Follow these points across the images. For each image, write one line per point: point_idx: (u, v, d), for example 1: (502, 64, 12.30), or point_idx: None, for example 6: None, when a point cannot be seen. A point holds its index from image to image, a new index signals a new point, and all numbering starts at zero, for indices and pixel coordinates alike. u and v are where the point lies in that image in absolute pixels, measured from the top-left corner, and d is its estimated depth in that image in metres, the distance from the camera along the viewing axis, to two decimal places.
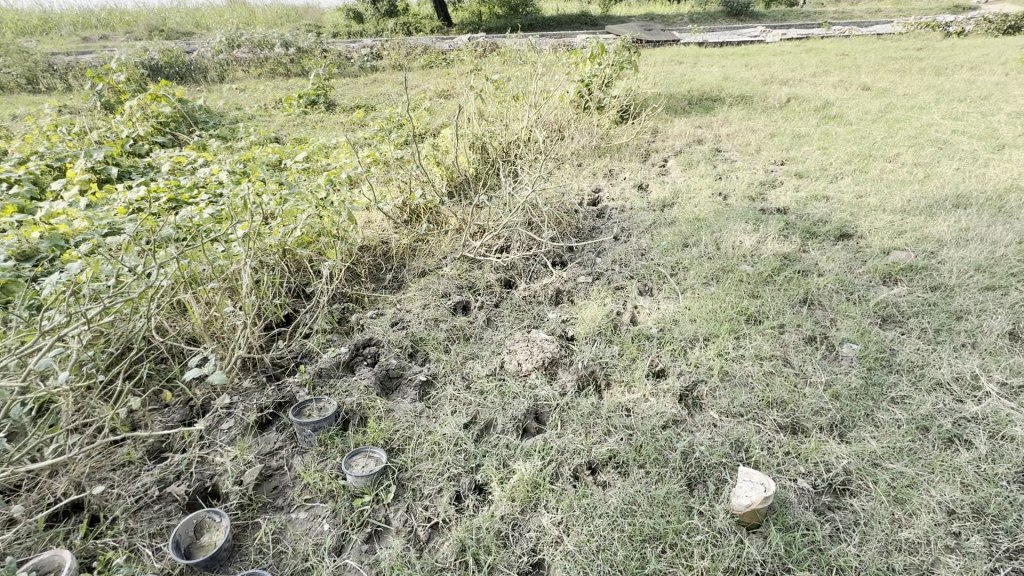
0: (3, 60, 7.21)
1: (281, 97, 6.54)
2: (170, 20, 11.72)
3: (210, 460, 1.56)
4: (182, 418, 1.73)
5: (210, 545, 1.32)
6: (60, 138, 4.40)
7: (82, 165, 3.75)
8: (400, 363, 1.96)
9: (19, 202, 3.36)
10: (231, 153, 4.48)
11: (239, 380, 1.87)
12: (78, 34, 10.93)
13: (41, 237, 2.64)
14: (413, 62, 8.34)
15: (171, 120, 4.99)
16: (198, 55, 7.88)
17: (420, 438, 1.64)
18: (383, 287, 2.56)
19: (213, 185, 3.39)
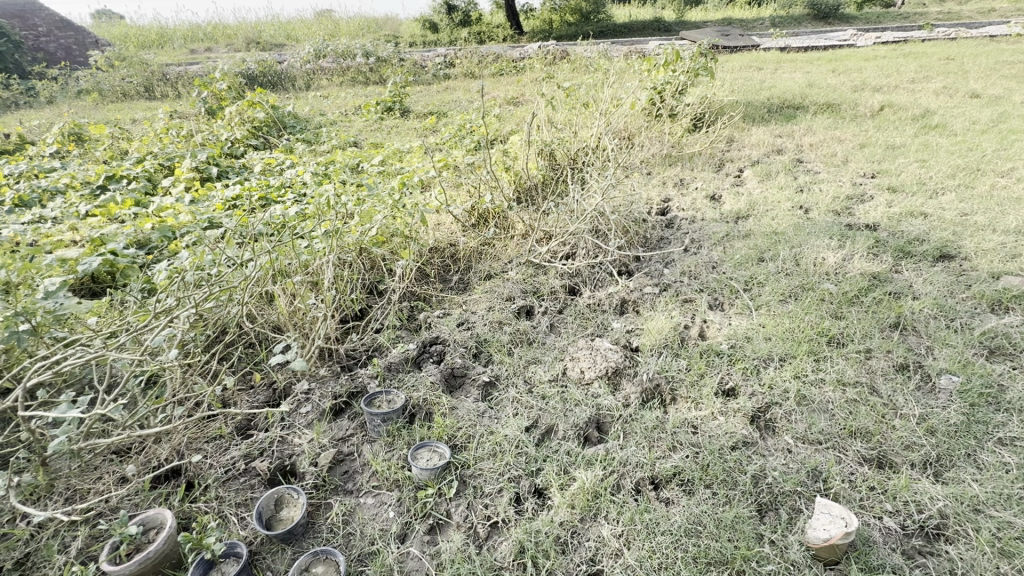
0: (127, 70, 8.14)
1: (360, 104, 6.91)
2: (265, 33, 12.74)
3: (290, 440, 1.67)
4: (266, 399, 1.86)
5: (289, 519, 1.41)
6: (171, 142, 4.92)
7: (188, 165, 4.16)
8: (465, 362, 2.01)
9: (137, 196, 3.80)
10: (314, 156, 4.79)
11: (317, 368, 1.99)
12: (187, 47, 12.13)
13: (154, 228, 2.97)
14: (484, 70, 8.54)
15: (264, 125, 5.41)
16: (289, 65, 8.51)
17: (482, 438, 1.67)
18: (450, 287, 2.64)
19: (298, 185, 3.64)
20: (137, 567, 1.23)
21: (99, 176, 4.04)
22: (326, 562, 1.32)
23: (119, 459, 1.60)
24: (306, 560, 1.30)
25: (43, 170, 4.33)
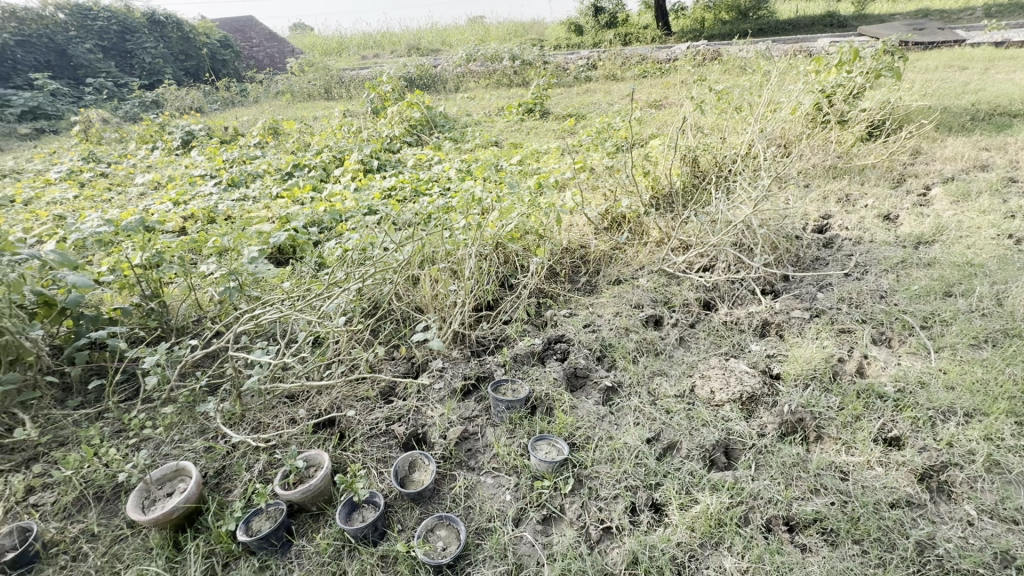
0: (313, 75, 9.51)
1: (503, 106, 7.24)
2: (423, 40, 13.95)
3: (423, 411, 1.83)
4: (405, 371, 2.06)
5: (420, 482, 1.56)
6: (343, 137, 5.64)
7: (356, 158, 4.75)
8: (588, 364, 2.01)
9: (314, 182, 4.43)
10: (459, 153, 5.14)
11: (450, 349, 2.15)
12: (359, 54, 13.75)
13: (326, 210, 3.46)
14: (626, 72, 8.41)
15: (419, 123, 5.94)
16: (442, 69, 9.23)
17: (601, 441, 1.67)
18: (577, 288, 2.65)
19: (444, 180, 3.96)
20: (300, 496, 1.46)
21: (288, 164, 4.80)
22: (448, 527, 1.43)
23: (291, 403, 1.90)
24: (432, 521, 1.43)
25: (249, 158, 5.26)
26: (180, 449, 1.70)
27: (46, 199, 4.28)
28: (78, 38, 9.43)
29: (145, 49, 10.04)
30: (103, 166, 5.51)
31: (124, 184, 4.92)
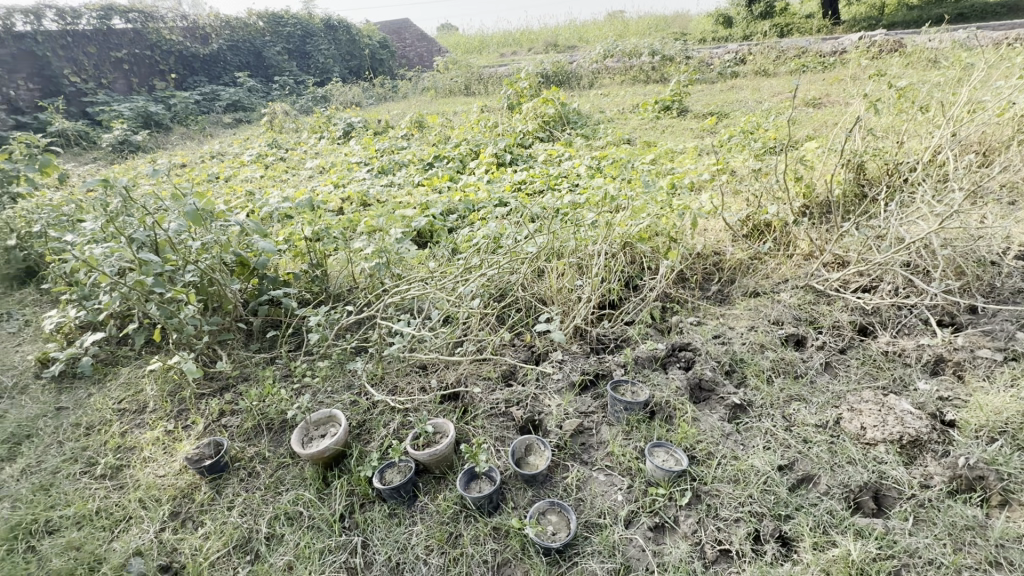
0: (456, 73, 10.13)
1: (638, 103, 7.04)
2: (561, 37, 14.07)
3: (541, 399, 1.88)
4: (526, 358, 2.13)
5: (534, 466, 1.61)
6: (480, 132, 5.94)
7: (491, 152, 4.99)
8: (715, 376, 1.90)
9: (451, 173, 4.75)
10: (589, 150, 5.13)
11: (570, 343, 2.17)
12: (499, 51, 14.32)
13: (461, 199, 3.68)
14: (780, 67, 7.65)
15: (552, 120, 6.03)
16: (578, 66, 9.23)
17: (725, 459, 1.58)
18: (707, 296, 2.50)
19: (573, 176, 3.99)
20: (428, 458, 1.60)
21: (430, 156, 5.20)
22: (559, 514, 1.46)
23: (423, 373, 2.08)
24: (544, 506, 1.48)
25: (397, 148, 5.80)
26: (332, 398, 1.96)
27: (240, 177, 5.15)
28: (272, 43, 11.14)
29: (321, 51, 11.54)
30: (283, 152, 6.47)
31: (297, 167, 5.73)
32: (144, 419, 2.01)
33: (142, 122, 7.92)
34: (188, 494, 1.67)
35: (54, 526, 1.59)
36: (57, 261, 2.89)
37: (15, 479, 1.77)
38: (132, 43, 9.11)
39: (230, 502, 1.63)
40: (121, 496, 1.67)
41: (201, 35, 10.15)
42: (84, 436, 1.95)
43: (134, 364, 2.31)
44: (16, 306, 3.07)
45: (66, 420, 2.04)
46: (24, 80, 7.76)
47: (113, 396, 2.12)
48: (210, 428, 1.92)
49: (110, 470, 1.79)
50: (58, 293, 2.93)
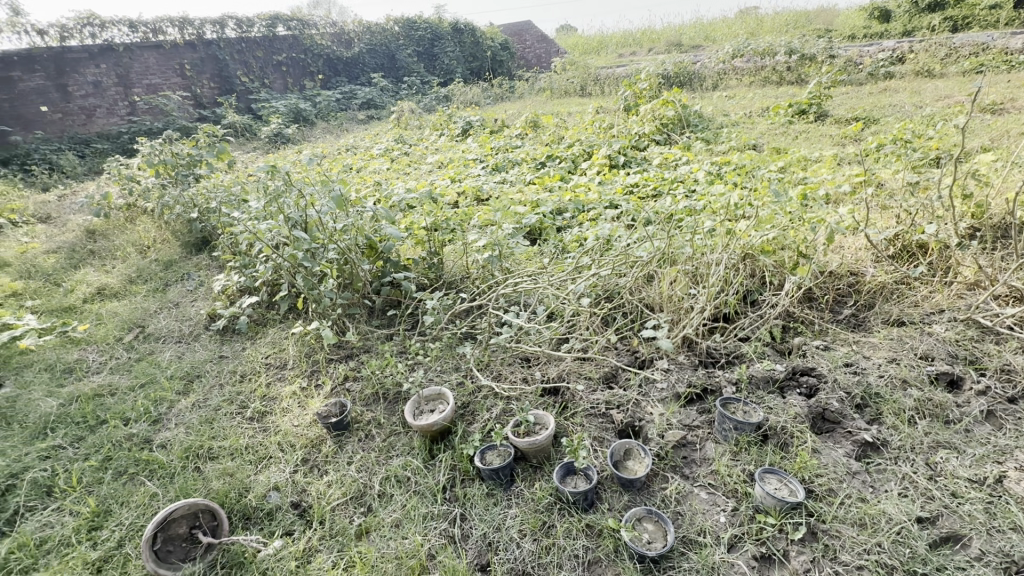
0: (573, 74, 10.15)
1: (768, 106, 6.51)
2: (685, 35, 13.48)
3: (643, 406, 1.84)
4: (629, 362, 2.10)
5: (632, 471, 1.59)
6: (594, 133, 5.90)
7: (604, 153, 4.95)
8: (842, 408, 1.72)
9: (563, 173, 4.79)
10: (709, 154, 4.87)
11: (677, 353, 2.09)
12: (618, 52, 14.07)
13: (571, 200, 3.70)
14: (950, 67, 6.61)
15: (671, 122, 5.80)
16: (703, 66, 8.77)
17: (849, 500, 1.43)
18: (838, 320, 2.26)
19: (690, 182, 3.83)
20: (527, 446, 1.65)
21: (543, 155, 5.28)
22: (656, 523, 1.43)
23: (525, 364, 2.14)
24: (641, 512, 1.45)
25: (511, 147, 5.98)
26: (441, 378, 2.10)
27: (370, 169, 5.66)
28: (404, 46, 12.03)
29: (447, 53, 12.25)
30: (407, 146, 6.98)
31: (418, 162, 6.15)
32: (284, 374, 2.31)
33: (293, 117, 9.03)
34: (316, 444, 1.89)
35: (214, 453, 1.89)
36: (227, 233, 3.41)
37: (188, 410, 2.14)
38: (290, 48, 10.40)
39: (349, 458, 1.82)
40: (264, 437, 1.95)
41: (346, 40, 11.27)
42: (239, 382, 2.30)
43: (279, 327, 2.67)
44: (193, 268, 3.69)
45: (226, 367, 2.41)
46: (206, 79, 9.33)
47: (261, 352, 2.47)
48: (336, 389, 2.16)
49: (257, 414, 2.09)
50: (225, 260, 3.47)
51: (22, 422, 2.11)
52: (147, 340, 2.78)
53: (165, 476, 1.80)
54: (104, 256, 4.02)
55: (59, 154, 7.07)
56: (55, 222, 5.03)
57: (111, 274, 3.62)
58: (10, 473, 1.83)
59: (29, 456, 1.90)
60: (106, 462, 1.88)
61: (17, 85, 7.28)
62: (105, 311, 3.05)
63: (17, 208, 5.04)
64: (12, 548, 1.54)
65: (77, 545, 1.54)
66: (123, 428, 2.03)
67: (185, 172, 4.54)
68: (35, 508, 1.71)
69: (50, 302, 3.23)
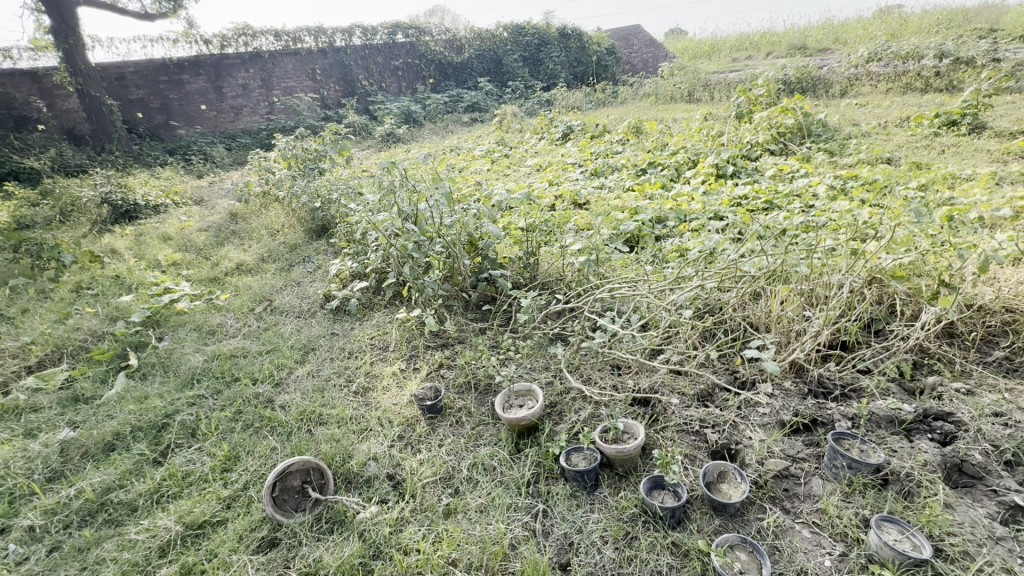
0: (681, 79, 9.77)
1: (909, 115, 5.79)
2: (812, 38, 12.39)
3: (741, 429, 1.74)
4: (727, 381, 1.99)
5: (727, 495, 1.51)
6: (701, 141, 5.63)
7: (711, 162, 4.72)
8: (986, 462, 1.49)
9: (665, 180, 4.65)
10: (833, 167, 4.45)
11: (784, 379, 1.94)
12: (731, 56, 13.33)
13: (673, 209, 3.57)
14: None
15: (790, 131, 5.37)
16: (830, 71, 8.01)
17: (989, 569, 1.25)
18: (986, 363, 1.95)
19: (808, 196, 3.53)
20: (614, 453, 1.63)
21: (645, 161, 5.16)
22: (749, 553, 1.35)
23: (616, 372, 2.12)
24: (734, 540, 1.37)
25: (612, 152, 5.91)
26: (531, 375, 2.14)
27: (472, 169, 5.89)
28: (511, 51, 12.33)
29: (552, 58, 12.42)
30: (508, 149, 7.17)
31: (517, 164, 6.30)
32: (386, 355, 2.49)
33: (404, 118, 9.67)
34: (412, 423, 2.02)
35: (323, 419, 2.09)
36: (344, 222, 3.74)
37: (304, 378, 2.39)
38: (407, 54, 11.14)
39: (440, 440, 1.92)
40: (366, 411, 2.12)
41: (457, 46, 11.78)
42: (347, 358, 2.52)
43: (384, 312, 2.88)
44: (313, 252, 4.10)
45: (337, 344, 2.65)
46: (333, 82, 10.29)
47: (368, 333, 2.68)
48: (431, 374, 2.29)
49: (361, 389, 2.27)
50: (341, 247, 3.81)
51: (176, 371, 2.50)
52: (274, 312, 3.13)
53: (283, 433, 2.02)
54: (242, 236, 4.60)
55: (212, 146, 8.20)
56: (206, 204, 5.85)
57: (247, 252, 4.14)
58: (166, 413, 2.18)
59: (180, 401, 2.24)
60: (238, 413, 2.16)
61: (185, 87, 8.66)
62: (241, 284, 3.50)
63: (180, 191, 5.94)
64: (165, 475, 1.83)
65: (213, 481, 1.79)
66: (252, 387, 2.32)
67: (313, 166, 5.05)
68: (182, 445, 2.02)
69: (201, 272, 3.77)
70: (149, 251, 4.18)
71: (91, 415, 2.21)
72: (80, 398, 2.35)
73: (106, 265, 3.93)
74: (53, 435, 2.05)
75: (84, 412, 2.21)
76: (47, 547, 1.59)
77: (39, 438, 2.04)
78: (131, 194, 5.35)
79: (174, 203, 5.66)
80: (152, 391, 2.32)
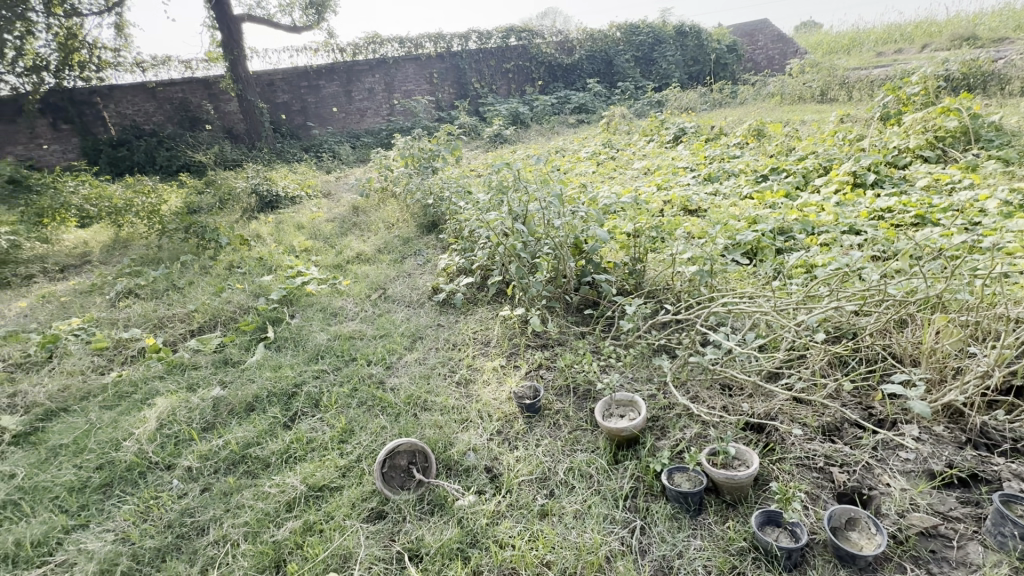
0: (813, 77, 8.87)
1: None
2: (984, 26, 10.57)
3: (876, 472, 1.54)
4: (860, 416, 1.77)
5: (856, 545, 1.33)
6: (836, 145, 5.06)
7: (847, 168, 4.23)
8: None
9: (790, 188, 4.25)
10: (1009, 178, 3.75)
11: (935, 422, 1.67)
12: (877, 50, 11.83)
13: (798, 220, 3.24)
14: None
15: (950, 135, 4.56)
16: (1009, 65, 6.78)
17: None
18: None
19: (974, 210, 3.02)
20: (723, 479, 1.52)
21: (766, 167, 4.76)
22: None
23: (727, 392, 1.99)
24: None
25: (728, 156, 5.54)
26: (633, 385, 2.08)
27: (577, 171, 5.87)
28: (623, 51, 12.07)
29: (666, 57, 11.98)
30: (614, 151, 7.04)
31: (624, 166, 6.15)
32: (488, 350, 2.57)
33: (511, 120, 9.91)
34: (510, 419, 2.06)
35: (428, 405, 2.21)
36: (454, 219, 3.92)
37: (412, 364, 2.54)
38: (519, 57, 11.38)
39: (537, 440, 1.93)
40: (467, 402, 2.20)
41: (568, 47, 11.77)
42: (451, 349, 2.64)
43: (487, 308, 2.97)
44: (423, 246, 4.34)
45: (442, 334, 2.79)
46: (447, 85, 10.82)
47: (471, 327, 2.79)
48: (531, 374, 2.32)
49: (464, 380, 2.37)
50: (449, 243, 4.00)
51: (304, 346, 2.79)
52: (387, 300, 3.38)
53: (392, 414, 2.17)
54: (363, 228, 5.01)
55: (340, 145, 9.05)
56: (333, 197, 6.47)
57: (366, 243, 4.51)
58: (295, 383, 2.44)
59: (307, 373, 2.50)
60: (353, 390, 2.36)
61: (321, 91, 9.68)
62: (360, 272, 3.81)
63: (312, 185, 6.63)
64: (293, 439, 2.05)
65: (331, 450, 1.98)
66: (367, 368, 2.52)
67: (427, 165, 5.37)
68: (307, 413, 2.25)
69: (327, 259, 4.17)
70: (286, 237, 4.73)
71: (237, 377, 2.54)
72: (228, 361, 2.72)
73: (252, 247, 4.51)
74: (208, 391, 2.39)
75: (232, 375, 2.56)
76: (201, 486, 1.87)
77: (198, 393, 2.40)
78: (274, 186, 6.09)
79: (307, 196, 6.33)
80: (285, 362, 2.62)
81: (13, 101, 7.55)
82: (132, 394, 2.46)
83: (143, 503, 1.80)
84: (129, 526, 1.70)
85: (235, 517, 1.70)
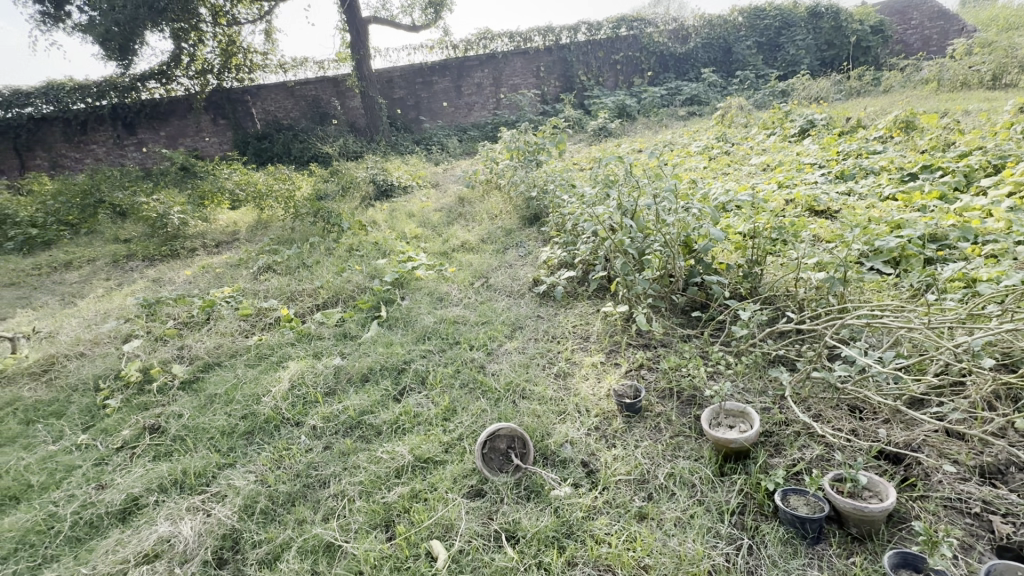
0: (985, 58, 7.53)
1: None
2: None
3: None
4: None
5: None
6: (1013, 139, 4.26)
7: None
8: None
9: (946, 189, 3.66)
10: None
11: None
12: None
13: (957, 226, 2.79)
14: None
15: None
16: None
17: None
18: None
19: None
20: (850, 510, 1.37)
21: (916, 164, 4.15)
22: None
23: (857, 415, 1.79)
24: None
25: (867, 151, 4.91)
26: (744, 396, 1.94)
27: (686, 166, 5.58)
28: (745, 37, 11.20)
29: (795, 42, 10.91)
30: (729, 145, 6.58)
31: (740, 161, 5.73)
32: (587, 345, 2.56)
33: (617, 113, 9.66)
34: (609, 416, 2.03)
35: (526, 393, 2.26)
36: (557, 212, 3.93)
37: (512, 352, 2.61)
38: (629, 47, 11.02)
39: (636, 441, 1.89)
40: (566, 395, 2.20)
41: (683, 35, 11.17)
42: (550, 341, 2.66)
43: (587, 303, 2.96)
44: (525, 238, 4.41)
45: (541, 326, 2.82)
46: (554, 79, 10.83)
47: (571, 321, 2.79)
48: (631, 373, 2.27)
49: (562, 372, 2.38)
50: (551, 236, 4.02)
51: (413, 327, 2.98)
52: (489, 288, 3.49)
53: (492, 398, 2.25)
54: (468, 218, 5.20)
55: (448, 138, 9.47)
56: (440, 187, 6.81)
57: (470, 233, 4.69)
58: (404, 360, 2.62)
59: (415, 352, 2.67)
60: (456, 372, 2.48)
61: (434, 86, 10.18)
62: (464, 261, 3.98)
63: (423, 176, 7.03)
64: (401, 411, 2.21)
65: (436, 426, 2.10)
66: (469, 352, 2.63)
67: (531, 158, 5.43)
68: (414, 389, 2.41)
69: (435, 246, 4.40)
70: (399, 224, 5.07)
71: (355, 350, 2.79)
72: (347, 335, 2.99)
73: (369, 232, 4.91)
74: (331, 360, 2.66)
75: (351, 347, 2.81)
76: (323, 444, 2.08)
77: (322, 361, 2.67)
78: (390, 177, 6.56)
79: (418, 185, 6.72)
80: (395, 340, 2.82)
81: (185, 100, 8.91)
82: (270, 356, 2.81)
83: (277, 452, 2.05)
84: (266, 470, 1.95)
85: (352, 475, 1.88)
